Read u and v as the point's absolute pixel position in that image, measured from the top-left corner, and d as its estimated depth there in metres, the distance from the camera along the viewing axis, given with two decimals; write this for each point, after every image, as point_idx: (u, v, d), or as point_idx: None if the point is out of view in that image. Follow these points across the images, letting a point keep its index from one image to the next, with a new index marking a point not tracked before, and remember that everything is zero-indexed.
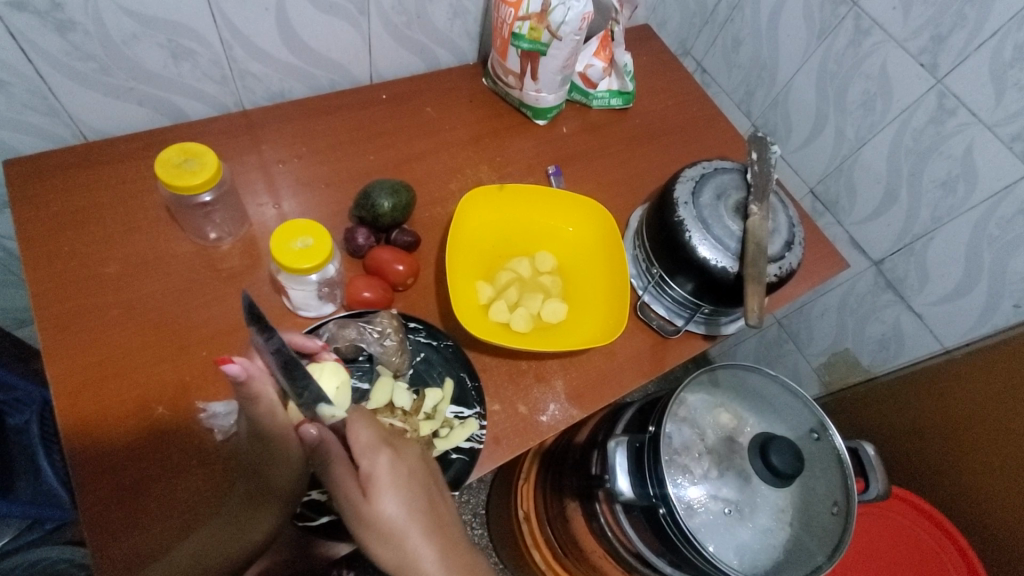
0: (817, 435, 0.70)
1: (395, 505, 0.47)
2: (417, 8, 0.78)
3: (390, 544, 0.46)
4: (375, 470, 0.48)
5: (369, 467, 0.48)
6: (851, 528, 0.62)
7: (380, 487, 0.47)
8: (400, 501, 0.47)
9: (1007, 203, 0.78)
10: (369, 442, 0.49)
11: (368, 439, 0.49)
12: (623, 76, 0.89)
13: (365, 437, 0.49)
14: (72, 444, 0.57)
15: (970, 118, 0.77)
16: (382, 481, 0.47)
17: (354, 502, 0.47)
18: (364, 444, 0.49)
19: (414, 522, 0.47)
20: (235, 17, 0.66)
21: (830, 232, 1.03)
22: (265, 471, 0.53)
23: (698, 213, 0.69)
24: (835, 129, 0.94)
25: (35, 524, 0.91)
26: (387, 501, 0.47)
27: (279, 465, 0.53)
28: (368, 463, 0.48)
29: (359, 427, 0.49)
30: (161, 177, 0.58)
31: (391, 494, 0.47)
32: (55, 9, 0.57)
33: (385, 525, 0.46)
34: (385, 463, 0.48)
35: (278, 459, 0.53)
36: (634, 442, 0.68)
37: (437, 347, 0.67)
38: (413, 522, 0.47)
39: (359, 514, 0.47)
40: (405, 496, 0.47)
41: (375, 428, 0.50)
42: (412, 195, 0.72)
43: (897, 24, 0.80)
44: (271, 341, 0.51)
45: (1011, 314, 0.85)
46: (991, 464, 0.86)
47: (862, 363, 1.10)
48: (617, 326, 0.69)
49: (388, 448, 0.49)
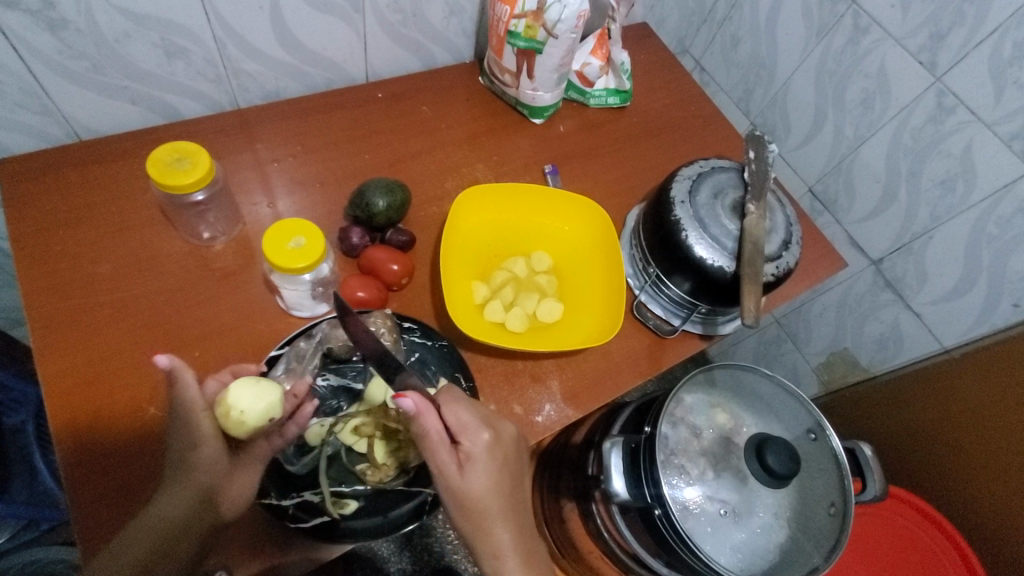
0: (814, 435, 0.70)
1: (485, 484, 0.49)
2: (413, 5, 0.77)
3: (475, 520, 0.50)
4: (475, 449, 0.50)
5: (469, 442, 0.50)
6: (848, 529, 0.62)
7: (478, 463, 0.50)
8: (490, 479, 0.50)
9: (1007, 202, 0.77)
10: (472, 420, 0.51)
11: (470, 416, 0.51)
12: (621, 74, 0.88)
13: (467, 415, 0.51)
14: (64, 445, 0.56)
15: (969, 117, 0.77)
16: (481, 457, 0.50)
17: (446, 472, 0.49)
18: (467, 421, 0.50)
19: (499, 505, 0.50)
20: (229, 15, 0.66)
21: (829, 231, 1.03)
22: (182, 461, 0.51)
23: (694, 212, 0.68)
24: (834, 127, 0.94)
25: (30, 524, 0.93)
26: (480, 480, 0.49)
27: (195, 451, 0.51)
28: (470, 442, 0.50)
29: (457, 406, 0.51)
30: (153, 176, 0.58)
31: (485, 472, 0.50)
32: (48, 8, 0.56)
33: (472, 500, 0.49)
34: (486, 443, 0.50)
35: (192, 444, 0.51)
36: (629, 442, 0.68)
37: (432, 347, 0.66)
38: (496, 501, 0.50)
39: (449, 485, 0.49)
40: (496, 476, 0.50)
41: (474, 408, 0.52)
42: (407, 194, 0.72)
43: (896, 22, 0.79)
44: (314, 333, 0.62)
45: (1011, 313, 0.84)
46: (989, 465, 0.86)
47: (861, 362, 1.10)
48: (612, 327, 0.68)
49: (489, 430, 0.51)
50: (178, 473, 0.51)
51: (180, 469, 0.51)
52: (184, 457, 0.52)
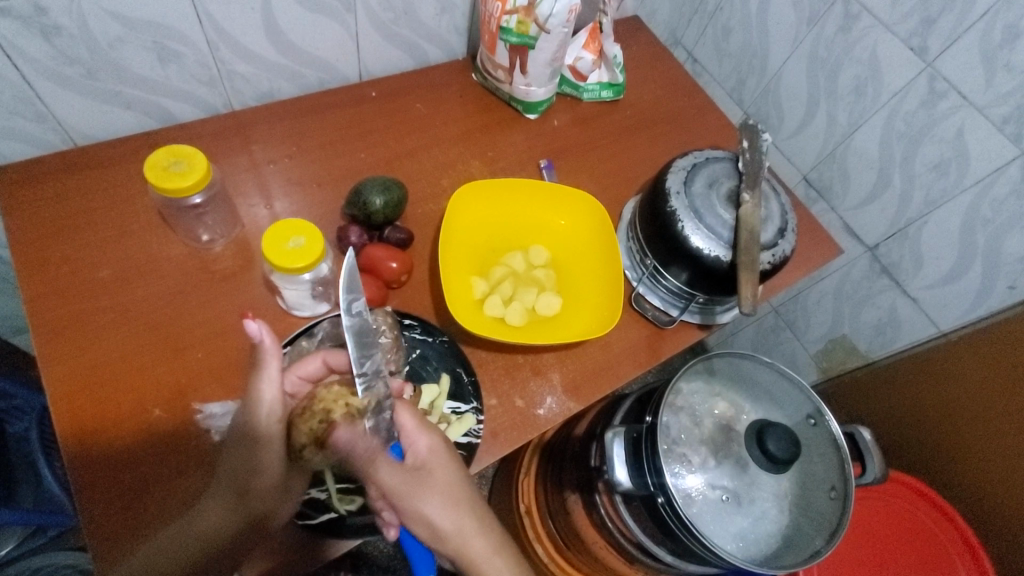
0: (812, 421, 0.71)
1: (448, 476, 0.53)
2: (405, 4, 0.78)
3: (447, 517, 0.50)
4: (427, 448, 0.53)
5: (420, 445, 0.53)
6: (850, 511, 0.63)
7: (433, 463, 0.53)
8: (451, 473, 0.53)
9: (1000, 183, 0.78)
10: (415, 426, 0.54)
11: (415, 422, 0.54)
12: (613, 67, 0.88)
13: (410, 420, 0.54)
14: (69, 448, 0.57)
15: (961, 101, 0.77)
16: (433, 457, 0.53)
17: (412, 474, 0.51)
18: (411, 429, 0.54)
19: (468, 495, 0.53)
20: (220, 18, 0.66)
21: (824, 218, 1.03)
22: (241, 486, 0.52)
23: (689, 202, 0.69)
24: (826, 115, 0.94)
25: (37, 532, 0.91)
26: (441, 470, 0.53)
27: (281, 494, 0.55)
28: (421, 441, 0.54)
29: (405, 411, 0.54)
30: (151, 180, 0.58)
31: (446, 464, 0.53)
32: (39, 13, 0.56)
33: (449, 493, 0.52)
34: (435, 443, 0.54)
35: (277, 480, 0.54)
36: (631, 432, 0.68)
37: (432, 343, 0.68)
38: (463, 493, 0.52)
39: (418, 485, 0.50)
40: (455, 470, 0.53)
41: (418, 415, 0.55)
42: (403, 192, 0.72)
43: (887, 8, 0.80)
44: (314, 333, 0.64)
45: (1006, 296, 0.85)
46: (985, 446, 0.86)
47: (859, 348, 1.11)
48: (611, 318, 0.69)
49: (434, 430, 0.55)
50: (220, 514, 0.53)
51: (229, 516, 0.53)
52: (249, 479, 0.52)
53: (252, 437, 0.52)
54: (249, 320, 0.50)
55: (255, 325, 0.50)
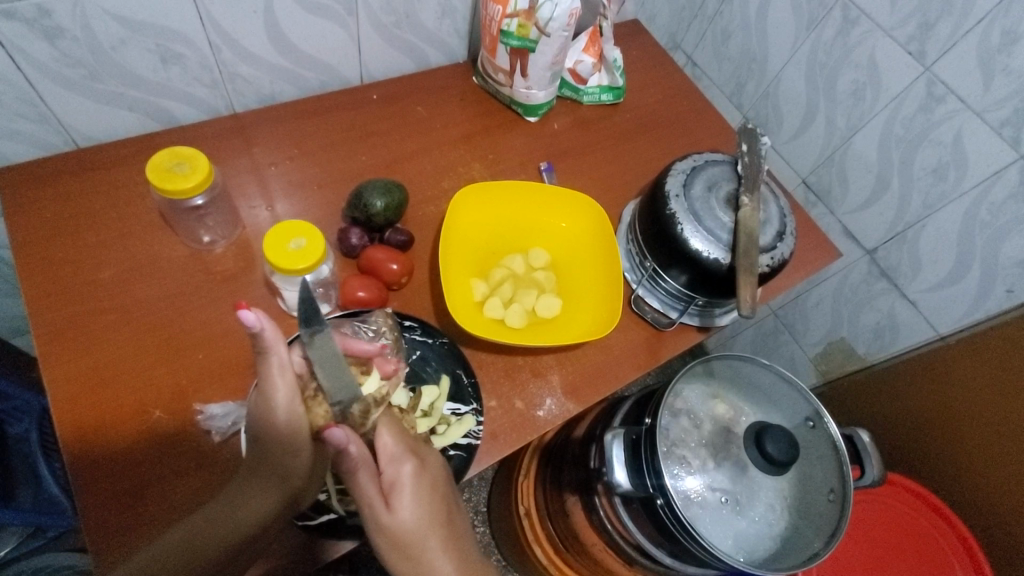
0: (812, 423, 0.72)
1: (414, 515, 0.48)
2: (406, 7, 0.78)
3: (405, 556, 0.48)
4: (398, 479, 0.49)
5: (393, 475, 0.49)
6: (848, 514, 0.63)
7: (399, 496, 0.48)
8: (417, 512, 0.48)
9: (997, 187, 0.79)
10: (393, 451, 0.50)
11: (393, 447, 0.50)
12: (613, 71, 0.89)
13: (389, 444, 0.50)
14: (71, 451, 0.57)
15: (958, 105, 0.78)
16: (402, 489, 0.49)
17: (375, 511, 0.47)
18: (386, 454, 0.50)
19: (434, 535, 0.49)
20: (223, 20, 0.66)
21: (823, 222, 1.04)
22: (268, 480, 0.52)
23: (688, 204, 0.69)
24: (825, 118, 0.95)
25: (36, 532, 0.90)
26: (407, 508, 0.48)
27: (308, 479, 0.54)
28: (393, 471, 0.49)
29: (386, 433, 0.51)
30: (153, 181, 0.59)
31: (411, 502, 0.48)
32: (43, 16, 0.57)
33: (404, 535, 0.48)
34: (408, 474, 0.49)
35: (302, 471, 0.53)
36: (630, 433, 0.68)
37: (432, 344, 0.68)
38: (430, 532, 0.49)
39: (378, 523, 0.47)
40: (424, 507, 0.49)
41: (399, 435, 0.51)
42: (404, 193, 0.72)
43: (885, 13, 0.80)
44: None
45: (1004, 299, 0.85)
46: (984, 449, 0.86)
47: (858, 351, 1.11)
48: (611, 320, 0.69)
49: (411, 459, 0.50)
50: (245, 512, 0.52)
51: (257, 513, 0.52)
52: (281, 462, 0.51)
53: (273, 430, 0.51)
54: (244, 311, 0.46)
55: (251, 315, 0.47)
